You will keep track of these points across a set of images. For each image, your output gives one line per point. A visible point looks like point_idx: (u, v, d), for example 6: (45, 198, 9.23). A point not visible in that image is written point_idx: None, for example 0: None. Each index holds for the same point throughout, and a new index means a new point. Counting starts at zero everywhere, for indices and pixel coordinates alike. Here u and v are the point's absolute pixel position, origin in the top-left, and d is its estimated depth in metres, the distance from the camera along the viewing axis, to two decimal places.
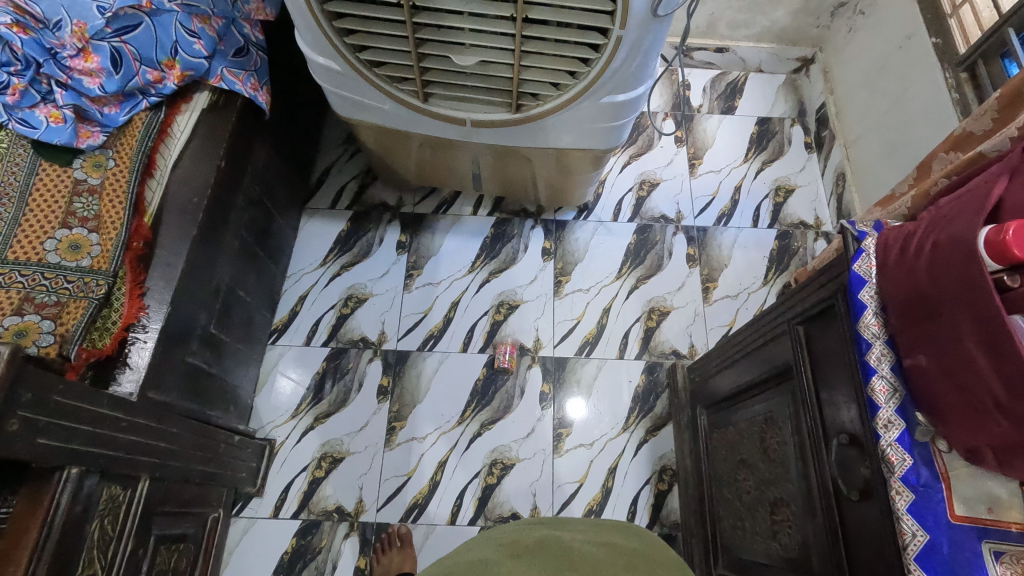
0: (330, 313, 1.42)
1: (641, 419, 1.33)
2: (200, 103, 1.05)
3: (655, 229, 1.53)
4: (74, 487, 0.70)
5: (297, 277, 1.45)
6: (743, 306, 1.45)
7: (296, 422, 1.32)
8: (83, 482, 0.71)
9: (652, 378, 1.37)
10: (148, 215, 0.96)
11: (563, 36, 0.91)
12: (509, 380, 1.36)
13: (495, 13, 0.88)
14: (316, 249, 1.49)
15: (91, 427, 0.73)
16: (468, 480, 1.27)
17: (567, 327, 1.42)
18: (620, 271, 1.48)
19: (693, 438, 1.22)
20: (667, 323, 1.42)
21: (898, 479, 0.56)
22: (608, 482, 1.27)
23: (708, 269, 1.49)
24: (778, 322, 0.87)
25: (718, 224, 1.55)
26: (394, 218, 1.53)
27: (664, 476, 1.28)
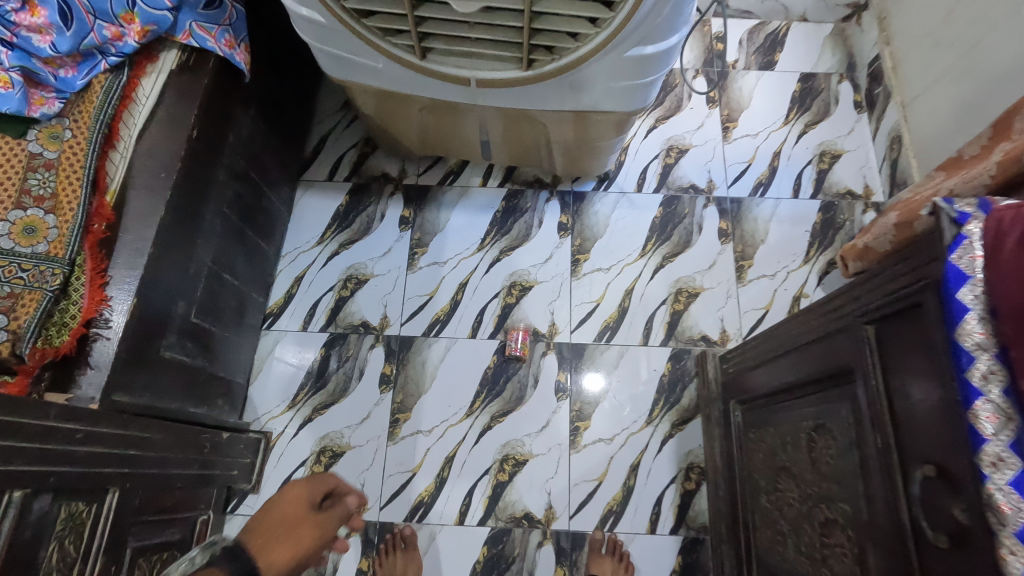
0: (329, 295, 1.32)
1: (666, 412, 1.21)
2: (167, 62, 0.92)
3: (684, 201, 1.39)
4: (19, 512, 0.61)
5: (293, 256, 1.35)
6: (782, 287, 1.31)
7: (293, 414, 1.23)
8: (31, 505, 0.63)
9: (679, 366, 1.25)
10: (110, 193, 0.85)
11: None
12: (521, 369, 1.25)
13: None
14: (313, 225, 1.37)
15: (38, 443, 0.64)
16: (477, 477, 1.17)
17: (586, 310, 1.30)
18: (644, 248, 1.34)
19: (725, 436, 1.10)
20: (697, 306, 1.29)
21: (1012, 534, 0.44)
22: (630, 481, 1.17)
23: (742, 245, 1.35)
24: (835, 316, 0.74)
25: (754, 194, 1.39)
26: (396, 191, 1.40)
27: (691, 474, 1.17)
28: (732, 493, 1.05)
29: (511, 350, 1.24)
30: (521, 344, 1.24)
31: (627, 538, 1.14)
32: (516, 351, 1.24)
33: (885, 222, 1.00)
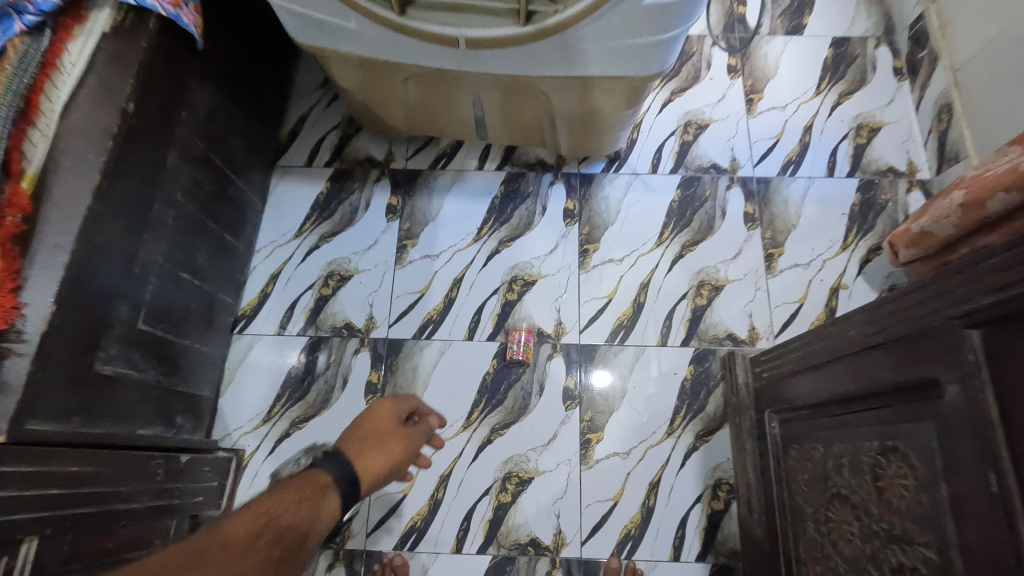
0: (308, 294, 1.18)
1: (690, 422, 1.07)
2: (99, 23, 0.77)
3: (704, 182, 1.24)
4: None
5: (268, 250, 1.20)
6: (817, 277, 1.16)
7: (269, 428, 1.09)
8: None
9: (703, 369, 1.10)
10: (27, 177, 0.69)
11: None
12: (525, 374, 1.11)
13: None
14: (290, 216, 1.23)
15: None
16: (476, 498, 1.04)
17: (596, 306, 1.15)
18: (661, 236, 1.20)
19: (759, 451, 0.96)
20: (721, 300, 1.15)
21: None
22: (650, 500, 1.03)
23: (771, 231, 1.20)
24: (918, 316, 0.60)
25: (784, 173, 1.24)
26: (382, 177, 1.26)
27: (719, 492, 1.03)
28: (769, 517, 0.91)
29: (513, 354, 1.10)
30: (524, 348, 1.10)
31: (647, 566, 1.00)
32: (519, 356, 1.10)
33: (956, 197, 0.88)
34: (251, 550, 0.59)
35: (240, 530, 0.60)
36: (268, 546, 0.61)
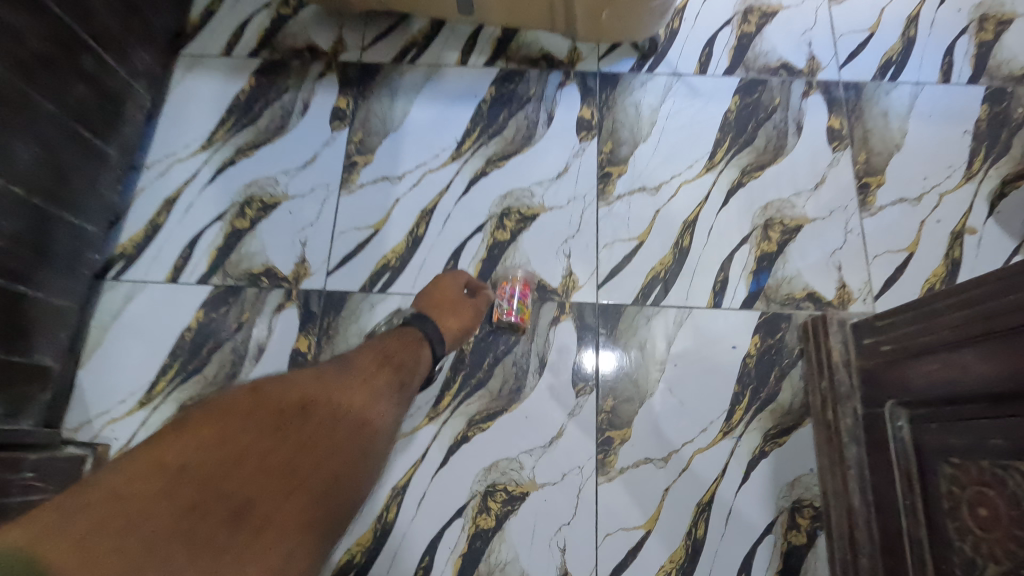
0: (216, 227, 0.84)
1: (755, 416, 0.74)
2: None
3: (772, 87, 0.90)
4: None
5: (162, 167, 0.86)
6: (933, 217, 0.82)
7: (147, 415, 0.75)
8: None
9: (774, 342, 0.77)
10: None
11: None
12: (519, 344, 0.77)
13: None
14: (196, 121, 0.89)
15: None
16: (446, 520, 0.71)
17: (622, 252, 0.82)
18: (712, 157, 0.86)
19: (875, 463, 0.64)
20: (798, 247, 0.81)
21: None
22: (698, 530, 0.70)
23: (866, 153, 0.86)
24: None
25: (882, 77, 0.90)
26: (327, 72, 0.91)
27: (801, 520, 0.70)
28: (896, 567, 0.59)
29: (501, 317, 0.76)
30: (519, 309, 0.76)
31: None
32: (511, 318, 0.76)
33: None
34: (376, 379, 0.60)
35: (366, 360, 0.62)
36: (389, 379, 0.61)
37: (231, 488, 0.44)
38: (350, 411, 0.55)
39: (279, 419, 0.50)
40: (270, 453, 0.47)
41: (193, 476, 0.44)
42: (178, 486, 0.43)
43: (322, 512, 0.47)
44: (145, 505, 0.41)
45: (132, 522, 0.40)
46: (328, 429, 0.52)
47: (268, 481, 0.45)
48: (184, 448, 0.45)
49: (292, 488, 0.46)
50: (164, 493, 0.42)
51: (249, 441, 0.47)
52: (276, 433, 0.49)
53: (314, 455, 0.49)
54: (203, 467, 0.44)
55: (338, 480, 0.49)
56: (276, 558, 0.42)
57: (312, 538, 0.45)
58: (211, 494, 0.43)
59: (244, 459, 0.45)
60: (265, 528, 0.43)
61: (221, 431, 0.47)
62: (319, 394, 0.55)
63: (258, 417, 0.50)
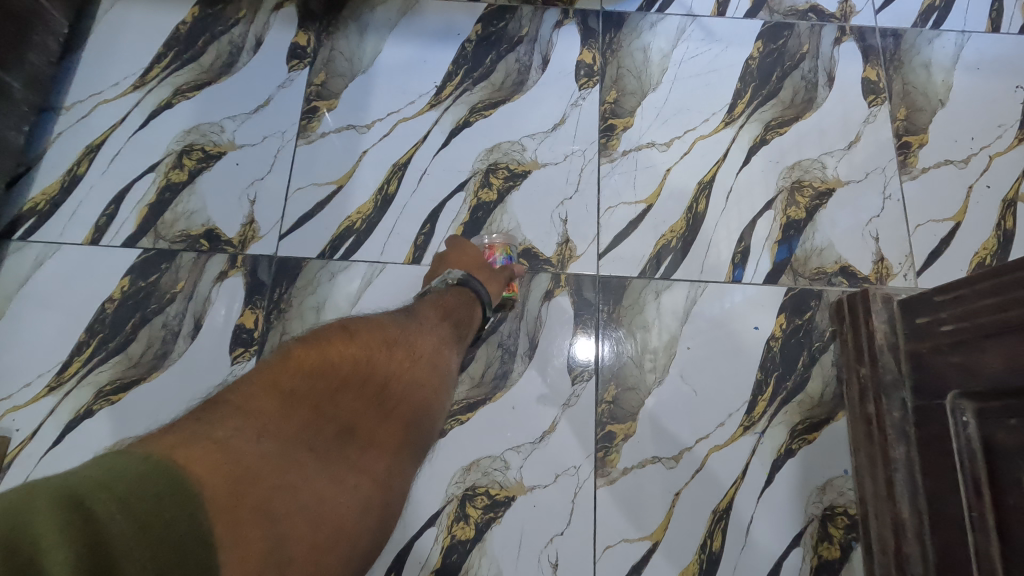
0: (147, 180, 0.70)
1: (780, 408, 0.64)
2: None
3: (799, 32, 0.78)
4: None
5: (85, 109, 0.72)
6: (982, 183, 0.72)
7: (56, 402, 0.63)
8: None
9: (802, 322, 0.66)
10: None
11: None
12: (507, 322, 0.66)
13: None
14: (127, 56, 0.75)
15: None
16: (415, 529, 0.60)
17: (627, 217, 0.70)
18: (731, 110, 0.75)
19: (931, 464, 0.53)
20: (829, 213, 0.70)
21: None
22: (714, 541, 0.60)
23: (906, 109, 0.75)
24: None
25: (923, 24, 0.79)
26: (285, 3, 0.78)
27: (833, 530, 0.60)
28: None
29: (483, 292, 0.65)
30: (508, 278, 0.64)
31: None
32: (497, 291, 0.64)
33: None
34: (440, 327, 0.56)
35: (429, 308, 0.57)
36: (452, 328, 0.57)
37: (335, 414, 0.42)
38: (429, 348, 0.53)
39: (366, 349, 0.47)
40: (360, 382, 0.45)
41: (300, 402, 0.40)
42: (290, 409, 0.39)
43: (412, 444, 0.46)
44: (261, 425, 0.37)
45: (255, 438, 0.36)
46: (411, 363, 0.50)
47: (369, 410, 0.44)
48: (286, 371, 0.42)
49: (386, 419, 0.45)
50: (274, 414, 0.38)
51: (343, 369, 0.44)
52: (366, 362, 0.46)
53: (399, 390, 0.47)
54: (310, 392, 0.41)
55: (421, 414, 0.48)
56: (384, 475, 0.42)
57: (404, 461, 0.44)
58: (320, 419, 0.40)
59: (341, 387, 0.43)
60: (371, 452, 0.42)
61: (318, 356, 0.44)
62: (396, 329, 0.52)
63: (346, 347, 0.46)
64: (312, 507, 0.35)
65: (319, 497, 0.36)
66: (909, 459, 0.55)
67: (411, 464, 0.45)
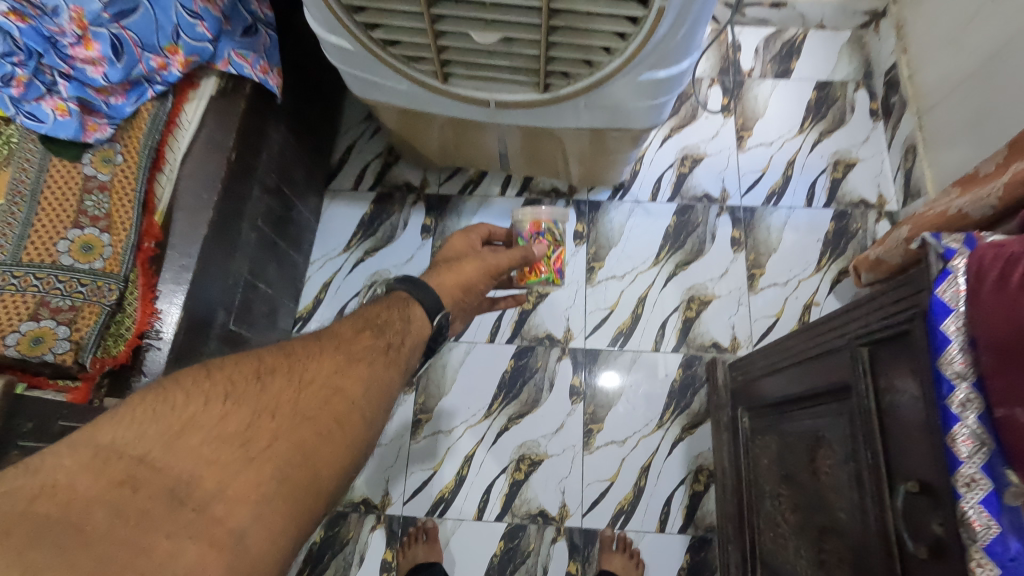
0: (354, 301, 1.39)
1: (677, 417, 1.26)
2: (208, 89, 1.00)
3: (697, 210, 1.42)
4: None
5: (320, 262, 1.41)
6: (793, 296, 1.34)
7: None
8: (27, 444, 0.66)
9: (690, 373, 1.29)
10: (159, 213, 0.95)
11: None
12: (539, 372, 1.30)
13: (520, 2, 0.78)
14: (339, 232, 1.44)
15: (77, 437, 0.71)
16: (495, 475, 1.24)
17: (600, 316, 1.34)
18: (658, 256, 1.38)
19: (810, 484, 0.84)
20: (708, 313, 1.33)
21: (981, 549, 0.49)
22: (641, 481, 1.22)
23: (754, 254, 1.38)
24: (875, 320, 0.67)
25: (768, 203, 1.42)
26: (418, 201, 1.46)
27: (700, 476, 1.22)
28: (828, 562, 0.78)
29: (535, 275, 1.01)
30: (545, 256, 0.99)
31: (636, 536, 1.19)
32: (542, 273, 1.01)
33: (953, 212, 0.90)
34: (355, 342, 0.73)
35: (348, 330, 0.75)
36: (370, 342, 0.74)
37: (185, 459, 0.53)
38: (332, 373, 0.68)
39: (249, 388, 0.61)
40: (231, 416, 0.58)
41: (136, 452, 0.52)
42: (116, 459, 0.51)
43: (313, 467, 0.58)
44: (77, 482, 0.48)
45: (59, 494, 0.47)
46: (292, 394, 0.63)
47: (235, 448, 0.56)
48: (128, 423, 0.54)
49: (266, 450, 0.57)
50: (89, 473, 0.49)
51: (194, 411, 0.56)
52: (242, 399, 0.60)
53: (291, 420, 0.60)
54: (145, 442, 0.53)
55: (325, 434, 0.61)
56: (227, 538, 0.50)
57: (272, 510, 0.54)
58: (156, 469, 0.52)
59: (187, 432, 0.55)
60: (217, 509, 0.51)
61: (168, 406, 0.56)
62: (300, 360, 0.68)
63: (224, 385, 0.60)
64: (129, 549, 0.46)
65: (122, 549, 0.46)
66: (726, 438, 1.18)
67: (290, 514, 0.55)
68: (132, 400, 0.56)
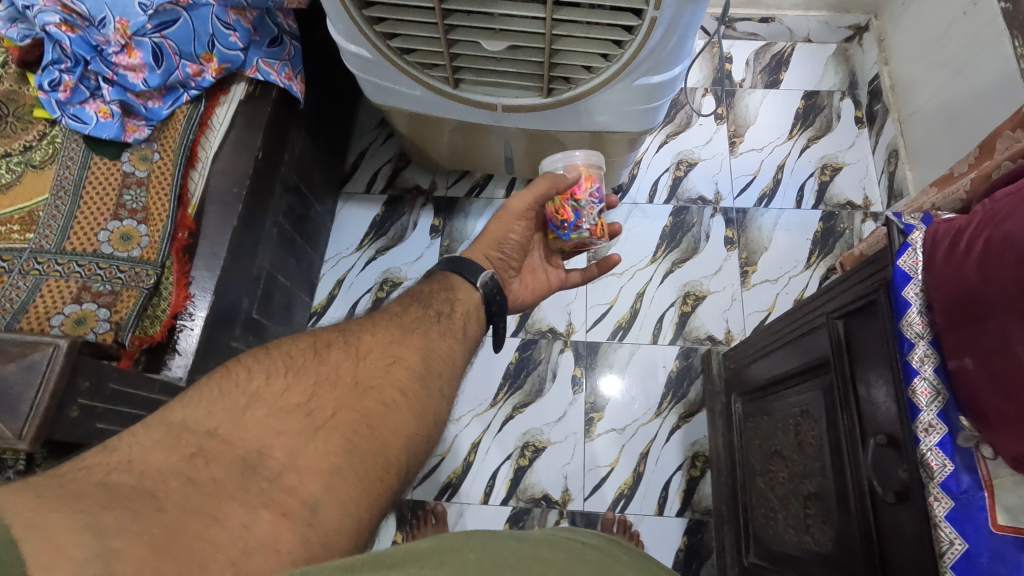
0: (366, 296, 1.46)
1: (673, 407, 1.33)
2: (237, 94, 1.09)
3: (692, 211, 1.49)
4: (62, 394, 0.72)
5: (335, 260, 1.49)
6: (784, 291, 1.41)
7: None
8: (70, 400, 0.74)
9: (687, 364, 1.36)
10: (192, 206, 1.02)
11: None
12: (541, 364, 1.36)
13: (525, 14, 0.87)
14: (352, 232, 1.51)
15: (112, 404, 0.80)
16: (500, 462, 1.30)
17: (601, 311, 1.40)
18: (655, 254, 1.45)
19: (795, 455, 0.90)
20: (703, 308, 1.40)
21: (937, 484, 0.55)
22: (640, 467, 1.28)
23: (747, 252, 1.45)
24: (864, 288, 0.70)
25: (759, 205, 1.49)
26: (427, 202, 1.54)
27: (696, 462, 1.28)
28: (813, 524, 0.83)
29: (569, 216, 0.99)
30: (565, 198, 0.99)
31: (635, 519, 1.25)
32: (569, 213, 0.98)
33: (928, 205, 0.95)
34: (405, 315, 0.78)
35: (397, 306, 0.80)
36: (419, 314, 0.79)
37: (255, 430, 0.54)
38: (389, 344, 0.71)
39: (308, 361, 0.64)
40: (294, 389, 0.59)
41: (207, 427, 0.53)
42: (188, 434, 0.52)
43: (381, 437, 0.60)
44: (151, 457, 0.49)
45: (129, 469, 0.47)
46: (352, 362, 0.66)
47: (301, 419, 0.57)
48: (191, 405, 0.55)
49: (331, 420, 0.58)
50: (160, 449, 0.49)
51: (259, 385, 0.58)
52: (301, 371, 0.62)
53: (353, 391, 0.63)
54: (212, 417, 0.54)
55: (389, 403, 0.63)
56: (300, 508, 0.50)
57: (343, 480, 0.54)
58: (227, 442, 0.52)
59: (253, 406, 0.56)
60: (289, 479, 0.52)
61: (232, 383, 0.58)
62: (355, 334, 0.71)
63: (283, 360, 0.63)
64: (200, 519, 0.45)
65: (194, 518, 0.45)
66: (719, 426, 1.24)
67: (364, 486, 0.55)
68: (200, 383, 0.57)
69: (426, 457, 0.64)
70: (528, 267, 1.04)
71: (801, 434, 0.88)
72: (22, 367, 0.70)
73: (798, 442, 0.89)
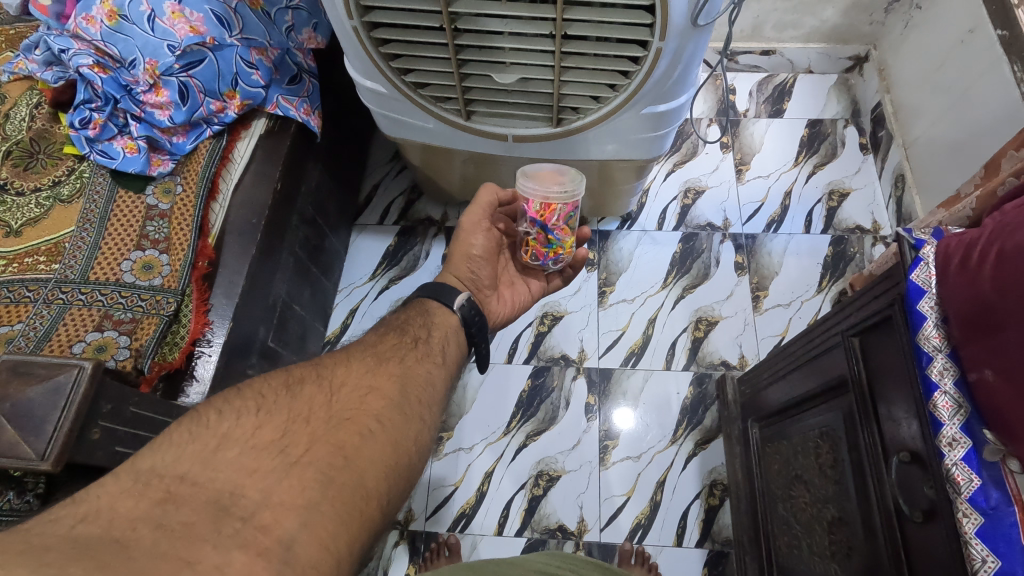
0: None
1: (689, 434, 1.31)
2: (258, 128, 1.13)
3: (701, 238, 1.50)
4: (84, 420, 0.73)
5: (348, 290, 1.51)
6: (796, 315, 1.41)
7: None
8: (91, 424, 0.74)
9: (701, 390, 1.35)
10: (212, 236, 1.05)
11: (605, 33, 0.86)
12: (554, 392, 1.36)
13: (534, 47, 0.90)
14: (364, 264, 1.53)
15: (129, 427, 0.80)
16: (514, 492, 1.28)
17: (612, 337, 1.40)
18: (665, 280, 1.46)
19: (817, 480, 0.88)
20: (716, 333, 1.40)
21: (965, 500, 0.54)
22: (657, 496, 1.26)
23: (758, 277, 1.45)
24: (880, 303, 0.70)
25: (768, 230, 1.50)
26: (439, 232, 1.56)
27: (715, 490, 1.26)
28: (838, 552, 0.81)
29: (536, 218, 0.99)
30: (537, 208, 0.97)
31: (654, 550, 1.22)
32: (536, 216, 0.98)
33: (937, 224, 0.95)
34: (382, 343, 0.79)
35: (374, 334, 0.81)
36: (399, 339, 0.80)
37: (226, 471, 0.54)
38: (363, 375, 0.72)
39: (279, 398, 0.63)
40: (265, 427, 0.59)
41: (176, 473, 0.53)
42: (157, 479, 0.51)
43: (357, 468, 0.59)
44: (118, 505, 0.48)
45: (101, 519, 0.47)
46: (324, 398, 0.66)
47: (273, 456, 0.57)
48: (162, 450, 0.54)
49: (305, 455, 0.58)
50: (128, 498, 0.49)
51: (229, 426, 0.58)
52: (274, 409, 0.61)
53: (327, 424, 0.62)
54: (183, 463, 0.54)
55: (366, 434, 0.63)
56: (275, 547, 0.50)
57: (319, 515, 0.54)
58: (197, 485, 0.52)
59: (224, 446, 0.56)
60: (263, 517, 0.52)
61: (203, 426, 0.57)
62: (330, 367, 0.71)
63: (254, 399, 0.62)
64: (171, 563, 0.45)
65: (163, 562, 0.45)
66: (736, 454, 1.22)
67: (341, 519, 0.55)
68: (171, 427, 0.57)
69: (405, 485, 0.64)
70: (504, 283, 1.05)
71: (823, 458, 0.86)
72: (47, 389, 0.71)
73: (820, 465, 0.87)
